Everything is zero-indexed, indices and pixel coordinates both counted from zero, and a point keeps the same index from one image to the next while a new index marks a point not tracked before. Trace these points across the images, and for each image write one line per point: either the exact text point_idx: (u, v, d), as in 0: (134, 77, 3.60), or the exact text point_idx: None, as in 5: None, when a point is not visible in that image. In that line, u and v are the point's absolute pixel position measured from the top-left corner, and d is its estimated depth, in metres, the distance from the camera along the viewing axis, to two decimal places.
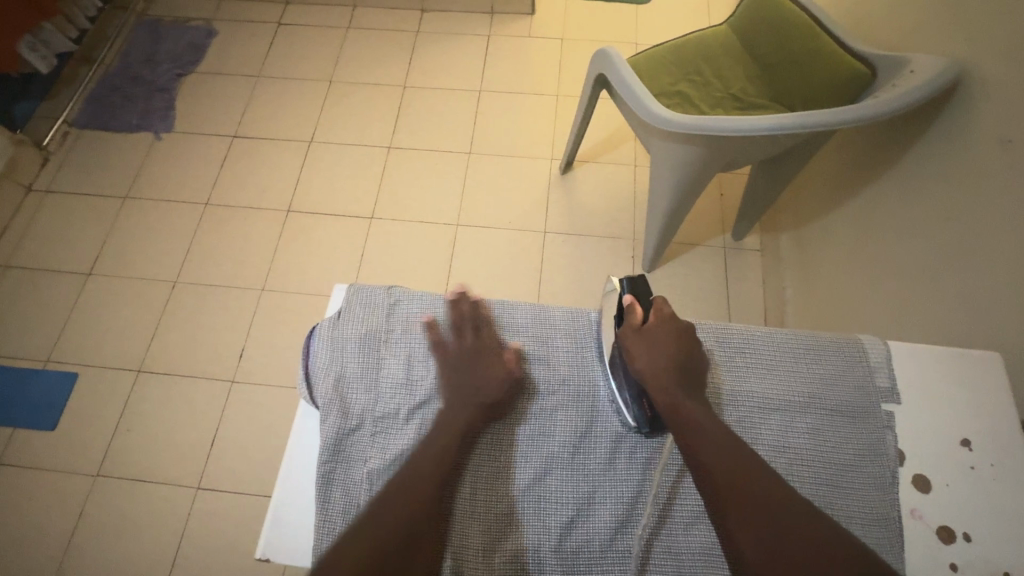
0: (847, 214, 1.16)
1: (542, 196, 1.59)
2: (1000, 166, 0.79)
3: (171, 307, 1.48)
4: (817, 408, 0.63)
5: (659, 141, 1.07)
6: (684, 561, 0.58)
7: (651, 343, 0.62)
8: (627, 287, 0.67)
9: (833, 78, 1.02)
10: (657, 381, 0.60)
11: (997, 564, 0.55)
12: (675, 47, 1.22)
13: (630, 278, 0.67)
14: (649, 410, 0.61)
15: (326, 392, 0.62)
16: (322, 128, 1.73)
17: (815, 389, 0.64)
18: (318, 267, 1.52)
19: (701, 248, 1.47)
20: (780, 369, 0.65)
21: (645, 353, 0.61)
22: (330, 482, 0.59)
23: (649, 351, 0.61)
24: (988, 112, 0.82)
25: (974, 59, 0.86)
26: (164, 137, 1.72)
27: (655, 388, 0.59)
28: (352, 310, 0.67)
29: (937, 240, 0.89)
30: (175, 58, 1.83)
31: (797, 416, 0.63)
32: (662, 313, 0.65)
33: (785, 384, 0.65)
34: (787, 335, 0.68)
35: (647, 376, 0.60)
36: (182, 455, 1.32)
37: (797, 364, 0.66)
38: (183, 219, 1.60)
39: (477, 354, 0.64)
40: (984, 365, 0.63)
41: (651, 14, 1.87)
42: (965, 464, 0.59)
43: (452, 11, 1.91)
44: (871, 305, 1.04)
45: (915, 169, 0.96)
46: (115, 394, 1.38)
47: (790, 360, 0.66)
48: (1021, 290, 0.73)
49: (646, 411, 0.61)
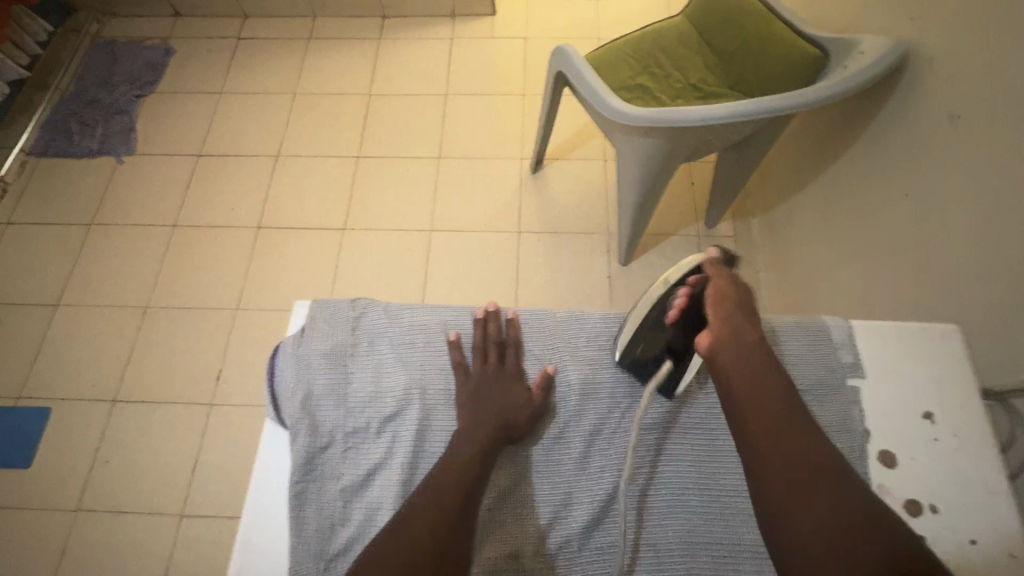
0: (812, 195, 1.18)
1: (514, 196, 1.58)
2: (950, 141, 0.80)
3: (144, 332, 1.45)
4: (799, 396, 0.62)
5: (624, 135, 1.07)
6: (663, 553, 0.59)
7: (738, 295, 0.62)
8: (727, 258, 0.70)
9: (790, 62, 1.04)
10: (729, 308, 0.60)
11: (963, 534, 0.55)
12: (633, 41, 1.22)
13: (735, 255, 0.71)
14: (639, 350, 0.64)
15: (294, 412, 0.60)
16: (288, 141, 1.70)
17: None
18: (292, 282, 1.50)
19: (674, 237, 1.48)
20: None
21: (724, 283, 0.63)
22: (304, 502, 0.57)
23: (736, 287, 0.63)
24: (935, 87, 0.84)
25: (918, 37, 0.87)
26: (127, 160, 1.68)
27: (727, 307, 0.60)
28: (316, 326, 0.65)
29: (897, 216, 0.91)
30: (132, 79, 1.79)
31: None
32: (737, 277, 0.65)
33: None
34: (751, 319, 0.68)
35: (724, 295, 0.62)
36: (164, 483, 1.29)
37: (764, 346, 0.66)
38: (151, 243, 1.57)
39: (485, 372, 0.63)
40: (944, 337, 0.64)
41: (612, 8, 1.88)
42: (928, 436, 0.60)
43: (412, 16, 1.90)
44: (840, 284, 1.06)
45: (873, 147, 0.98)
46: (91, 426, 1.35)
47: None
48: (979, 261, 0.75)
49: (638, 352, 0.64)
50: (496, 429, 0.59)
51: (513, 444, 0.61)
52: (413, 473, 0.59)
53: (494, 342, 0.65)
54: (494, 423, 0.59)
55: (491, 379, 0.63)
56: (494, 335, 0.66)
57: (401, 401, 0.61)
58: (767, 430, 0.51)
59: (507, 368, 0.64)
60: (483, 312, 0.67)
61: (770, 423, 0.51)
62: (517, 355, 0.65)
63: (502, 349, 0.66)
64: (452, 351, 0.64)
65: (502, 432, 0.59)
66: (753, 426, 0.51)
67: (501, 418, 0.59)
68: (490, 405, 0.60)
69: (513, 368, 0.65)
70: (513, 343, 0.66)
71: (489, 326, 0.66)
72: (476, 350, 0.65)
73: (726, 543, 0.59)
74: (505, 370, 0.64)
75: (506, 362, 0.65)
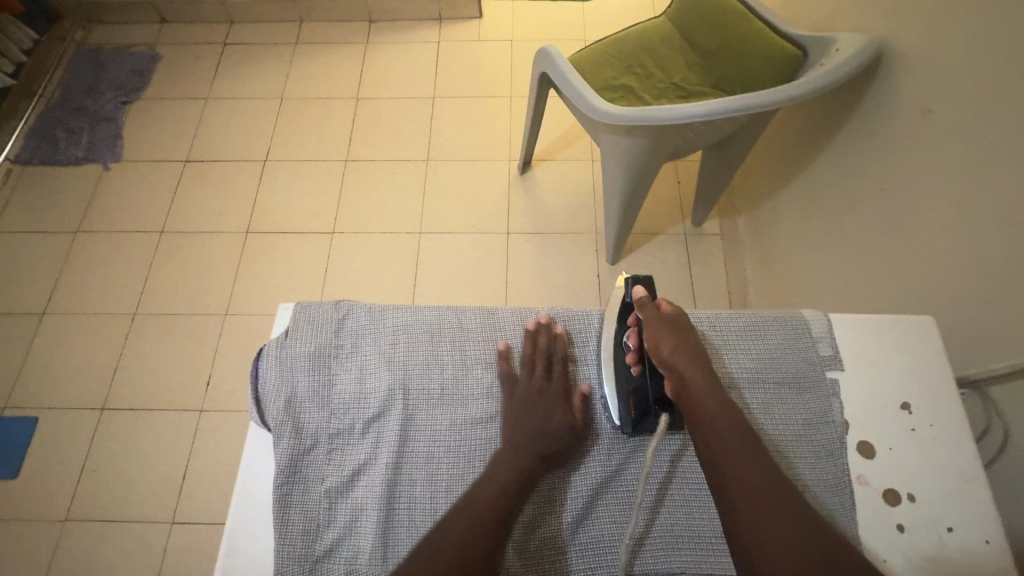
0: (794, 192, 1.19)
1: (502, 197, 1.59)
2: (925, 135, 0.82)
3: (132, 340, 1.45)
4: (755, 388, 0.64)
5: (607, 135, 1.08)
6: (647, 547, 0.59)
7: (671, 330, 0.62)
8: (633, 287, 0.68)
9: (769, 60, 1.05)
10: (678, 366, 0.60)
11: (941, 521, 0.56)
12: (616, 42, 1.23)
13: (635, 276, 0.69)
14: (633, 411, 0.61)
15: (277, 414, 0.60)
16: (276, 146, 1.70)
17: (758, 367, 0.65)
18: (282, 287, 1.50)
19: (662, 236, 1.49)
20: (732, 348, 0.66)
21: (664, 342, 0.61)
22: (288, 504, 0.57)
23: (671, 339, 0.61)
24: (908, 83, 0.85)
25: (892, 33, 0.89)
26: (114, 167, 1.67)
27: (676, 367, 0.60)
28: (299, 329, 0.65)
29: (875, 210, 0.92)
30: (119, 86, 1.79)
31: (748, 392, 0.64)
32: (668, 316, 0.64)
33: (735, 361, 0.65)
34: (731, 315, 0.69)
35: (670, 359, 0.60)
36: (154, 490, 1.28)
37: (745, 341, 0.66)
38: (139, 249, 1.56)
39: (526, 388, 0.62)
40: (922, 329, 0.65)
41: (597, 9, 1.89)
42: (906, 427, 0.61)
43: (399, 19, 1.90)
44: (823, 279, 1.07)
45: (851, 143, 0.99)
46: (80, 435, 1.34)
47: (737, 338, 0.67)
48: (954, 252, 0.76)
49: (631, 410, 0.61)
50: (533, 450, 0.58)
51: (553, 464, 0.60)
52: (398, 473, 0.59)
53: (543, 355, 0.64)
54: (536, 448, 0.58)
55: (534, 396, 0.61)
56: (543, 348, 0.65)
57: (384, 401, 0.61)
58: (733, 457, 0.53)
59: (554, 384, 0.63)
60: (535, 325, 0.66)
61: (737, 449, 0.53)
62: (564, 371, 0.65)
63: (550, 362, 0.65)
64: (499, 362, 0.64)
65: (542, 453, 0.58)
66: (720, 451, 0.54)
67: (542, 443, 0.58)
68: (534, 424, 0.60)
69: (559, 385, 0.64)
70: (561, 359, 0.65)
71: (539, 339, 0.65)
72: (522, 363, 0.64)
73: (709, 535, 0.59)
74: (553, 385, 0.63)
75: (554, 376, 0.64)
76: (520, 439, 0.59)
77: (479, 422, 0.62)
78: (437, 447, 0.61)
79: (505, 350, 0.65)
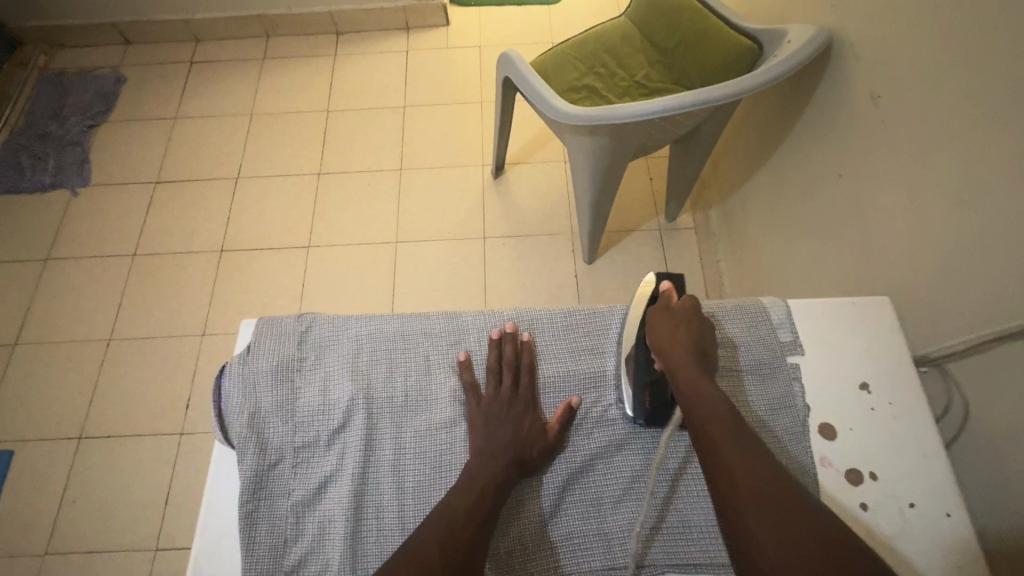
0: (759, 182, 1.21)
1: (477, 203, 1.59)
2: (875, 120, 0.84)
3: (108, 365, 1.42)
4: (731, 373, 0.65)
5: (572, 135, 1.09)
6: (614, 541, 0.59)
7: (672, 320, 0.63)
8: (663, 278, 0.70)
9: (726, 54, 1.07)
10: (672, 356, 0.60)
11: (901, 497, 0.57)
12: (576, 43, 1.24)
13: (667, 273, 0.71)
14: (649, 402, 0.61)
15: (240, 430, 0.60)
16: (247, 162, 1.69)
17: (730, 353, 0.66)
18: (256, 302, 1.49)
19: (637, 233, 1.51)
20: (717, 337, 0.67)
21: (664, 331, 0.62)
22: (254, 521, 0.57)
23: (671, 330, 0.62)
24: (857, 70, 0.87)
25: (839, 22, 0.91)
26: (81, 192, 1.65)
27: (670, 358, 0.60)
28: (261, 344, 0.64)
29: (836, 196, 0.94)
30: (84, 110, 1.77)
31: (728, 377, 0.65)
32: (677, 309, 0.65)
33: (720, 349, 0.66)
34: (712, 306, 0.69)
35: (665, 347, 0.61)
36: (135, 517, 1.26)
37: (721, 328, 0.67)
38: (112, 273, 1.54)
39: (492, 397, 0.62)
40: (877, 309, 0.67)
41: (562, 12, 1.91)
42: (865, 406, 0.62)
43: (366, 30, 1.91)
44: (791, 266, 1.09)
45: (809, 130, 1.01)
46: (57, 466, 1.31)
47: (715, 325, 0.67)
48: (909, 232, 0.77)
49: (647, 402, 0.61)
50: (505, 456, 0.58)
51: (528, 473, 0.59)
52: (365, 483, 0.59)
53: (509, 364, 0.64)
54: (511, 453, 0.58)
55: (503, 403, 0.62)
56: (508, 357, 0.64)
57: (348, 412, 0.61)
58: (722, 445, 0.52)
59: (523, 393, 0.63)
60: (499, 333, 0.66)
61: (725, 437, 0.52)
62: (531, 379, 0.64)
63: (517, 370, 0.64)
64: (462, 372, 0.64)
65: (516, 458, 0.58)
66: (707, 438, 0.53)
67: (514, 448, 0.58)
68: (506, 433, 0.59)
69: (526, 395, 0.63)
70: (527, 365, 0.64)
71: (504, 346, 0.65)
72: (488, 372, 0.64)
73: (675, 524, 0.59)
74: (519, 396, 0.63)
75: (522, 386, 0.64)
76: (492, 448, 0.58)
77: (443, 426, 0.62)
78: (402, 454, 0.60)
79: (466, 359, 0.65)
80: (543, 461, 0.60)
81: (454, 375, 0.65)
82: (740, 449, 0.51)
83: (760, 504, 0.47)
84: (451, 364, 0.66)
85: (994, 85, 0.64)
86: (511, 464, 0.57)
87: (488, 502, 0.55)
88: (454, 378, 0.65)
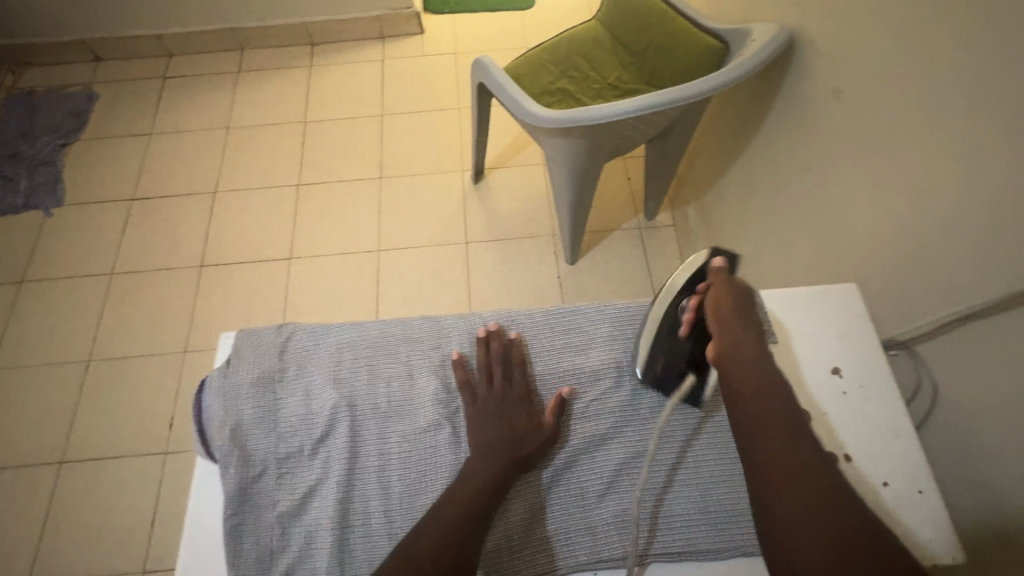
0: (733, 177, 1.24)
1: (458, 209, 1.60)
2: (838, 114, 0.87)
3: (88, 387, 1.40)
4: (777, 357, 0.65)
5: (548, 138, 1.10)
6: (600, 534, 0.59)
7: (729, 292, 0.64)
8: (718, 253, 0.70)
9: (694, 54, 1.10)
10: (726, 327, 0.60)
11: (874, 478, 0.59)
12: (548, 47, 1.25)
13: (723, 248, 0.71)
14: (659, 366, 0.64)
15: (222, 444, 0.59)
16: (225, 176, 1.68)
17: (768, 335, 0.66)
18: (239, 316, 1.47)
19: (617, 232, 1.52)
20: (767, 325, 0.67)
21: (722, 302, 0.63)
22: (240, 534, 0.57)
23: (725, 301, 0.63)
24: (819, 65, 0.90)
25: (800, 20, 0.94)
26: (55, 213, 1.62)
27: (722, 328, 0.60)
28: (241, 357, 0.64)
29: (806, 188, 0.96)
30: (55, 128, 1.74)
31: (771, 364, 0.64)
32: (735, 282, 0.65)
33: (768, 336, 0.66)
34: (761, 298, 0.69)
35: (719, 317, 0.61)
36: (121, 540, 1.24)
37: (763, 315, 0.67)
38: (89, 294, 1.51)
39: (486, 394, 0.62)
40: (843, 295, 0.70)
41: (536, 17, 1.93)
42: (838, 390, 0.64)
43: (341, 40, 1.91)
44: (767, 259, 1.11)
45: (777, 125, 1.04)
46: (37, 492, 1.28)
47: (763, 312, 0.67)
48: (876, 220, 0.80)
49: (657, 365, 0.64)
50: (500, 453, 0.58)
51: (522, 470, 0.60)
52: (350, 491, 0.59)
53: (498, 361, 0.64)
54: (505, 450, 0.59)
55: (496, 400, 0.62)
56: (500, 354, 0.65)
57: (331, 419, 0.61)
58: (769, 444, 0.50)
59: (516, 390, 0.64)
60: (486, 332, 0.67)
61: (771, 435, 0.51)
62: (524, 376, 0.65)
63: (508, 367, 0.65)
64: (456, 371, 0.65)
65: (511, 456, 0.59)
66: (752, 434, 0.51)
67: (508, 444, 0.59)
68: (500, 430, 0.60)
69: (520, 391, 0.64)
70: (518, 363, 0.65)
71: (492, 345, 0.66)
72: (480, 368, 0.64)
73: (661, 517, 0.60)
74: (511, 392, 0.63)
75: (515, 383, 0.64)
76: (487, 445, 0.59)
77: (427, 428, 0.62)
78: (388, 460, 0.61)
79: (459, 359, 0.65)
80: (539, 457, 0.61)
81: (435, 378, 0.65)
82: (764, 431, 0.51)
83: (804, 512, 0.46)
84: (432, 366, 0.66)
85: (949, 73, 0.66)
86: (509, 460, 0.58)
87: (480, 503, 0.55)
88: (436, 380, 0.65)
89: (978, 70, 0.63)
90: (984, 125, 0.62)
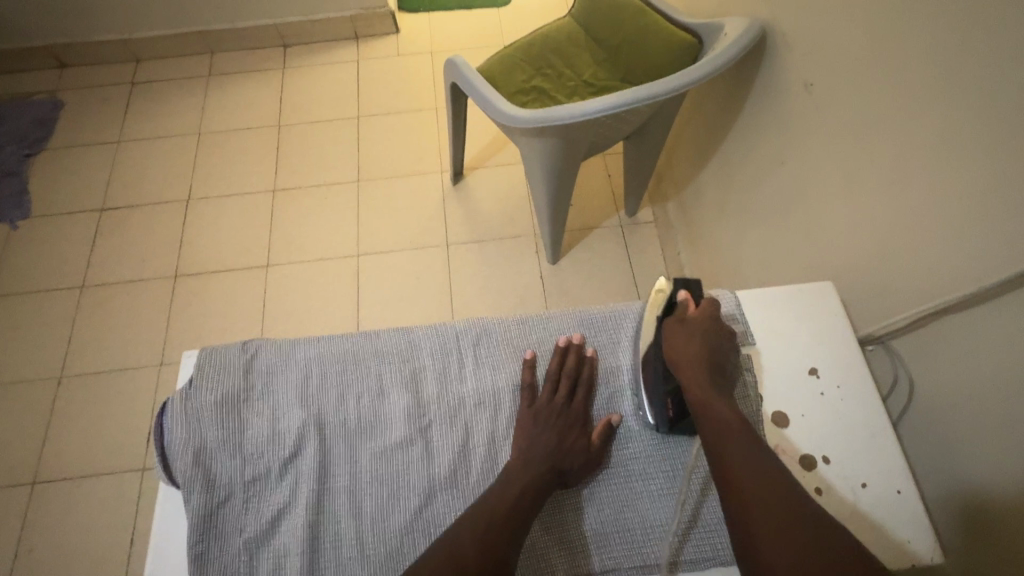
0: (711, 172, 1.23)
1: (438, 210, 1.58)
2: (810, 108, 0.86)
3: (60, 405, 1.36)
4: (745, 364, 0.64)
5: (523, 138, 1.08)
6: (577, 548, 0.58)
7: (688, 333, 0.63)
8: (680, 285, 0.70)
9: (667, 49, 1.09)
10: (690, 375, 0.61)
11: (853, 479, 0.59)
12: (522, 45, 1.23)
13: (683, 278, 0.70)
14: (671, 411, 0.62)
15: (185, 469, 0.57)
16: (198, 184, 1.64)
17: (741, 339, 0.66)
18: (216, 326, 1.44)
19: (598, 230, 1.51)
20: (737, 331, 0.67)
21: (686, 348, 0.62)
22: (205, 562, 0.55)
23: (687, 345, 0.62)
24: (791, 59, 0.90)
25: (771, 13, 0.94)
26: (22, 225, 1.57)
27: (688, 376, 0.60)
28: (203, 376, 0.62)
29: (782, 183, 0.96)
30: (20, 138, 1.69)
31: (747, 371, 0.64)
32: (702, 319, 0.65)
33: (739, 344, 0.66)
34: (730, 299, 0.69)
35: (683, 364, 0.62)
36: (98, 560, 1.21)
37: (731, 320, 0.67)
38: (60, 308, 1.47)
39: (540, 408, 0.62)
40: (819, 293, 0.69)
41: (512, 13, 1.91)
42: (815, 391, 0.64)
43: (315, 41, 1.87)
44: (746, 254, 1.11)
45: (752, 120, 1.03)
46: (10, 514, 1.25)
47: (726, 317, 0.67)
48: (851, 214, 0.79)
49: (669, 410, 0.61)
50: (544, 467, 0.58)
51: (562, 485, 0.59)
52: (319, 513, 0.57)
53: (568, 374, 0.64)
54: (552, 463, 0.58)
55: (555, 412, 0.62)
56: (569, 367, 0.65)
57: (299, 438, 0.59)
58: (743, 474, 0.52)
59: (576, 406, 0.64)
60: (566, 342, 0.67)
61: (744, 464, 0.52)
62: (587, 394, 0.64)
63: (575, 382, 0.65)
64: (524, 372, 0.65)
65: (556, 468, 0.58)
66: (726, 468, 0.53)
67: (555, 458, 0.58)
68: (545, 444, 0.59)
69: (579, 408, 0.64)
70: (586, 380, 0.65)
71: (569, 356, 0.66)
72: (548, 379, 0.64)
73: (638, 528, 0.59)
74: (573, 408, 0.63)
75: (577, 399, 0.64)
76: (532, 459, 0.58)
77: (398, 446, 0.60)
78: (358, 478, 0.59)
79: (532, 360, 0.65)
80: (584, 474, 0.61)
81: (405, 392, 0.63)
82: (742, 458, 0.53)
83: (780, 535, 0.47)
84: (403, 380, 0.64)
85: (920, 62, 0.66)
86: (552, 475, 0.58)
87: (528, 516, 0.55)
88: (408, 394, 0.63)
89: (947, 62, 0.62)
90: (955, 116, 0.62)
